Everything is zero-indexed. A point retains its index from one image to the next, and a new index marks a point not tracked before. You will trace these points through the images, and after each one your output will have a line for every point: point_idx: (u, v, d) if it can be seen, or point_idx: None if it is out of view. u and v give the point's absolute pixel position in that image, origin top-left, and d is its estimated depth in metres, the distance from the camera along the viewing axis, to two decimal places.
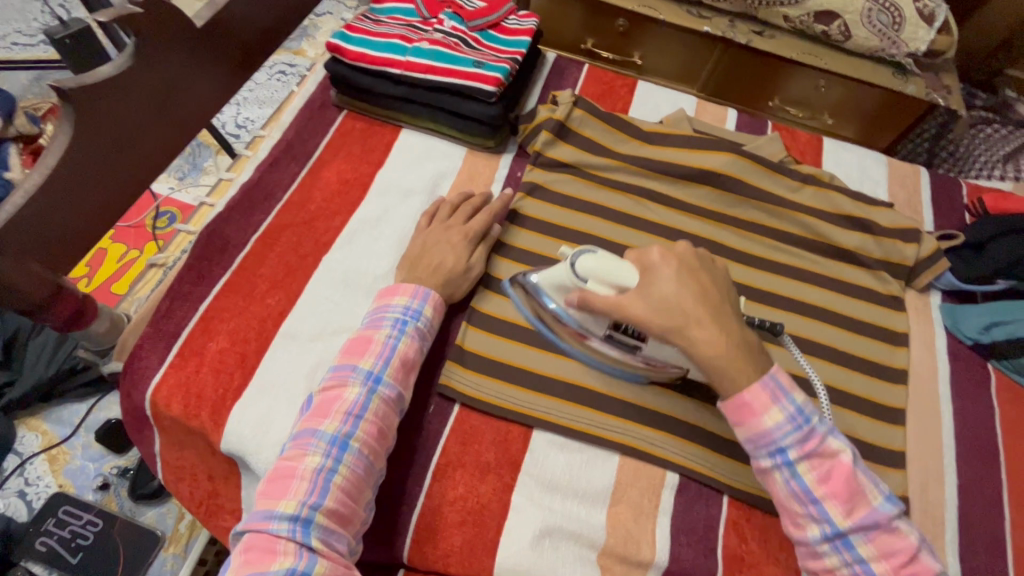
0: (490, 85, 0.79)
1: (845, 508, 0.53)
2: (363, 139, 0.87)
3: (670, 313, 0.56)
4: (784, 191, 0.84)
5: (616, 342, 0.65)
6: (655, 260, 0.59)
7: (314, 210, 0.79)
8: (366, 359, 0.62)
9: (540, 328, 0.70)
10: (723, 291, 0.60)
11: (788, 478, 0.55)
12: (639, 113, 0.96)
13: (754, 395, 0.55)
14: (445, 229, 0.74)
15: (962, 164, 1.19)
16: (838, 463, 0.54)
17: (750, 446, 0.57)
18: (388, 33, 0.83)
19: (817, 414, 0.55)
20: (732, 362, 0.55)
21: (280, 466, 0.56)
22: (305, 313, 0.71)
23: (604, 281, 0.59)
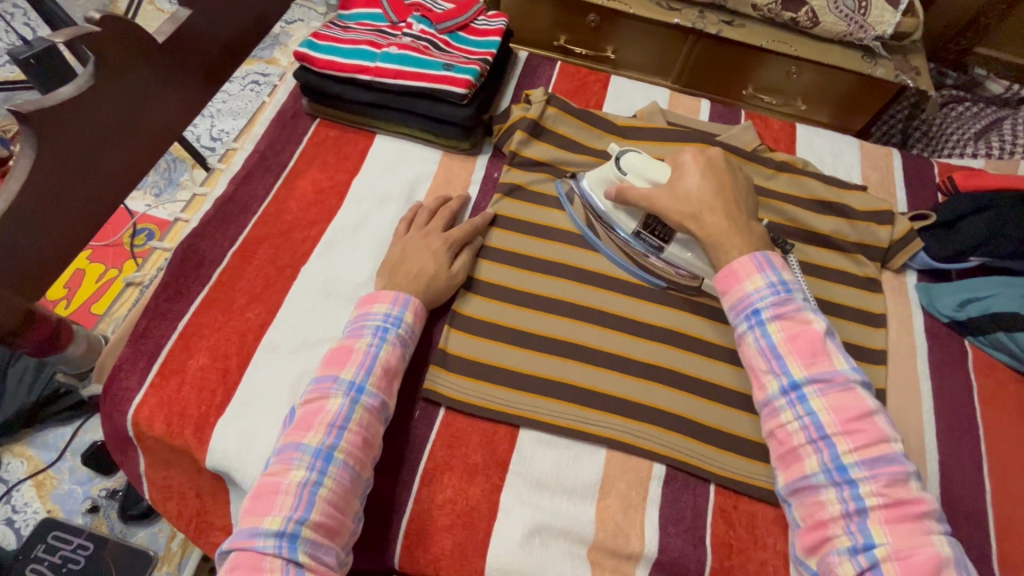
0: (460, 87, 0.78)
1: (806, 365, 0.58)
2: (337, 146, 0.86)
3: (688, 203, 0.70)
4: (759, 179, 0.85)
5: (643, 240, 0.76)
6: (685, 161, 0.72)
7: (290, 220, 0.79)
8: (348, 369, 0.62)
9: (586, 235, 0.79)
10: (742, 195, 0.72)
11: (759, 336, 0.61)
12: (613, 108, 0.96)
13: (742, 265, 0.64)
14: (423, 237, 0.74)
15: (935, 143, 1.22)
16: (808, 328, 0.60)
17: (750, 368, 0.62)
18: (356, 40, 0.83)
19: (828, 341, 0.60)
20: (726, 234, 0.67)
21: (265, 482, 0.55)
22: (285, 325, 0.71)
23: (641, 175, 0.73)
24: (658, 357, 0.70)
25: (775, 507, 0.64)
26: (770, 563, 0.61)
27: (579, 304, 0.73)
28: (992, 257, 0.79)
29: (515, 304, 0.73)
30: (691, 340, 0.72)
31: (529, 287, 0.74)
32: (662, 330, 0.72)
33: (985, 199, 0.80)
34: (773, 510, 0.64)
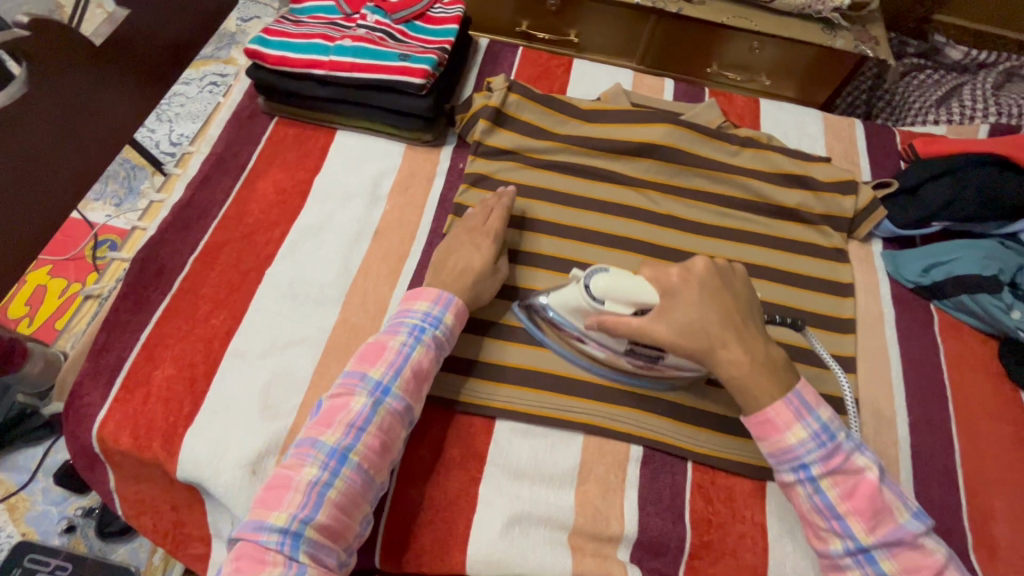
0: (417, 78, 0.77)
1: (869, 527, 0.53)
2: (297, 145, 0.85)
3: (693, 334, 0.58)
4: (724, 156, 0.84)
5: (636, 356, 0.65)
6: (672, 280, 0.60)
7: (252, 223, 0.77)
8: (376, 368, 0.60)
9: (569, 356, 0.69)
10: (744, 310, 0.60)
11: (811, 492, 0.55)
12: (577, 92, 0.95)
13: (778, 412, 0.56)
14: (469, 233, 0.71)
15: (898, 113, 1.22)
16: (862, 479, 0.54)
17: (803, 517, 0.57)
18: (309, 33, 0.81)
19: (886, 493, 0.55)
20: (755, 382, 0.57)
21: (278, 475, 0.55)
22: (252, 330, 0.69)
23: (620, 300, 0.59)
24: None
25: (752, 480, 0.65)
26: (749, 535, 0.62)
27: None
28: (954, 222, 0.80)
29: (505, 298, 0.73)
30: None
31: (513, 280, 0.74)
32: None
33: (946, 165, 0.81)
34: (750, 482, 0.65)
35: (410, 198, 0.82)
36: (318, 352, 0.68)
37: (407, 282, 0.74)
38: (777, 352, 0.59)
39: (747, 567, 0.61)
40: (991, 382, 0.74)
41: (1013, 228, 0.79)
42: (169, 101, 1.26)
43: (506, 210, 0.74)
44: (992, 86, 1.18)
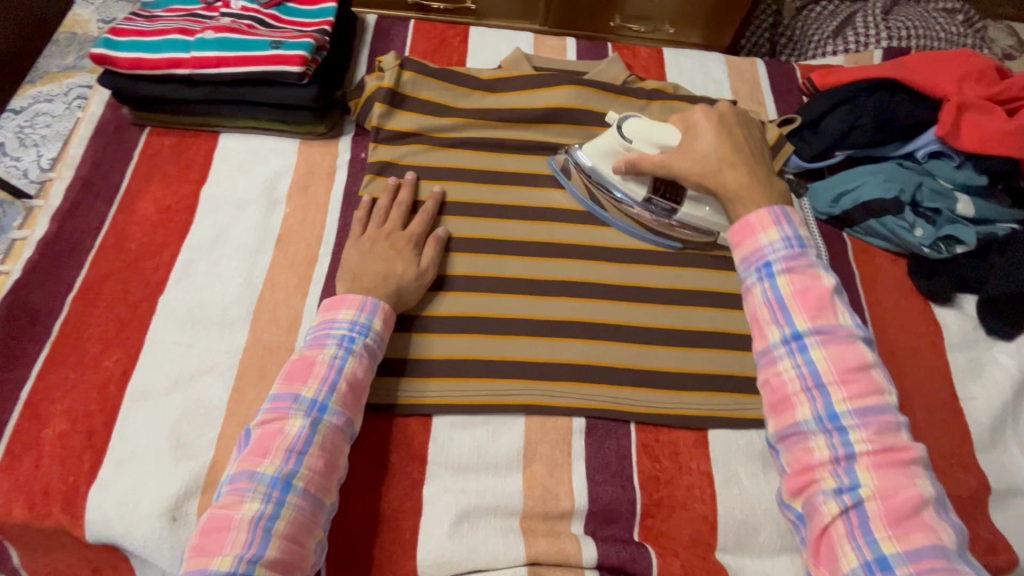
0: (294, 65, 0.70)
1: (811, 316, 0.51)
2: (175, 155, 0.77)
3: (705, 163, 0.65)
4: (632, 111, 0.82)
5: (654, 207, 0.73)
6: (696, 119, 0.68)
7: (136, 249, 0.70)
8: (310, 387, 0.56)
9: (589, 207, 0.77)
10: (755, 145, 0.68)
11: (766, 287, 0.53)
12: (477, 62, 0.91)
13: (798, 277, 0.53)
14: (382, 240, 0.68)
15: (800, 48, 1.24)
16: (817, 282, 0.53)
17: (752, 319, 0.55)
18: (164, 28, 0.73)
19: (836, 298, 0.53)
20: (745, 188, 0.62)
21: (215, 516, 0.50)
22: (151, 366, 0.63)
23: (647, 140, 0.69)
24: (562, 311, 0.69)
25: (693, 431, 0.66)
26: (697, 486, 0.63)
27: (493, 276, 0.71)
28: (856, 149, 0.82)
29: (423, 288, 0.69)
30: (589, 288, 0.71)
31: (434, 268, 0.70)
32: (561, 284, 0.71)
33: (842, 95, 0.83)
34: (693, 433, 0.66)
35: (311, 196, 0.76)
36: (229, 378, 0.63)
37: (320, 288, 0.70)
38: (782, 185, 0.64)
39: (698, 517, 0.62)
40: (904, 299, 0.77)
41: (909, 148, 0.81)
42: (32, 123, 1.12)
43: (426, 214, 0.71)
44: (882, 11, 1.21)
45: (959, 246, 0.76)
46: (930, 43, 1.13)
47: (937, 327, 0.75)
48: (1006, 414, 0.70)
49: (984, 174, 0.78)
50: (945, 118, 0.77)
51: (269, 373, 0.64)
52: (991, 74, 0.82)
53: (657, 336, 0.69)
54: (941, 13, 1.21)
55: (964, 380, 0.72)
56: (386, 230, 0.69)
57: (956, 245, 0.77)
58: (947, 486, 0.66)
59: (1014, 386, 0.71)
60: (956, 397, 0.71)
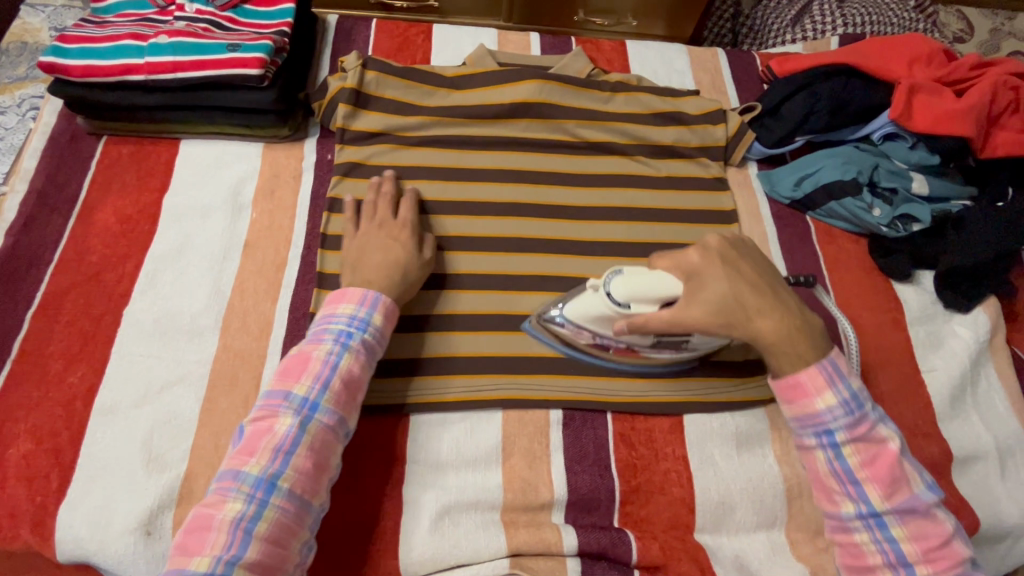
0: (253, 68, 0.70)
1: (885, 495, 0.53)
2: (134, 164, 0.75)
3: (728, 313, 0.57)
4: (598, 103, 0.83)
5: (661, 346, 0.63)
6: (695, 259, 0.59)
7: (98, 261, 0.68)
8: (301, 384, 0.56)
9: (544, 339, 0.67)
10: (766, 271, 0.60)
11: (830, 458, 0.55)
12: (441, 60, 0.90)
13: (810, 375, 0.55)
14: (382, 231, 0.67)
15: (761, 37, 1.27)
16: (884, 450, 0.54)
17: (816, 483, 0.57)
18: (115, 34, 0.71)
19: (904, 461, 0.54)
20: (786, 336, 0.57)
21: (200, 514, 0.50)
22: (117, 380, 0.62)
23: (646, 298, 0.58)
24: (536, 305, 0.70)
25: (669, 416, 0.67)
26: (674, 470, 0.64)
27: (466, 273, 0.71)
28: (815, 134, 0.84)
29: None
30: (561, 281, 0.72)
31: None
32: (534, 278, 0.72)
33: (799, 81, 0.85)
34: (669, 419, 0.67)
35: (277, 201, 0.75)
36: (200, 388, 0.62)
37: (290, 293, 0.69)
38: (812, 313, 0.59)
39: (676, 500, 0.63)
40: (866, 279, 0.80)
41: (866, 130, 0.84)
42: None
43: (423, 208, 0.71)
44: None
45: (914, 224, 0.80)
46: (885, 29, 1.16)
47: (898, 303, 0.78)
48: (965, 383, 0.73)
49: (937, 154, 0.80)
50: (898, 101, 0.79)
51: (242, 382, 0.63)
52: (939, 57, 0.85)
53: None
54: None
55: (925, 353, 0.75)
56: (377, 223, 0.68)
57: (913, 223, 0.80)
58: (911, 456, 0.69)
59: (971, 356, 0.74)
60: (918, 369, 0.74)
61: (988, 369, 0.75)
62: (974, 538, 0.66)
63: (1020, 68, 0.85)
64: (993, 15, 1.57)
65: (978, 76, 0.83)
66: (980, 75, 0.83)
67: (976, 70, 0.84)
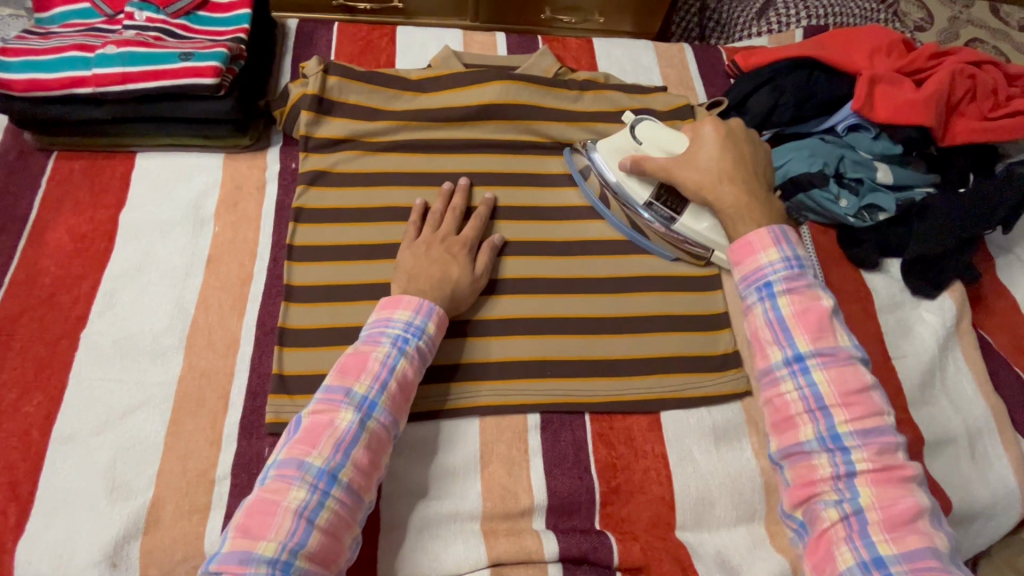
0: (208, 78, 0.68)
1: (810, 338, 0.55)
2: (88, 180, 0.72)
3: (700, 180, 0.70)
4: (565, 103, 0.82)
5: (654, 211, 0.74)
6: (706, 131, 0.72)
7: (52, 282, 0.66)
8: (361, 382, 0.54)
9: (598, 207, 0.77)
10: (756, 166, 0.71)
11: (767, 307, 0.58)
12: (406, 62, 0.89)
13: (759, 236, 0.61)
14: (441, 242, 0.67)
15: (728, 30, 1.27)
16: (816, 304, 0.57)
17: (754, 341, 0.59)
18: (60, 45, 0.68)
19: (835, 319, 0.57)
20: (746, 206, 0.66)
21: (260, 499, 0.49)
22: (76, 406, 0.59)
23: (655, 144, 0.74)
24: (510, 309, 0.69)
25: (647, 414, 0.67)
26: (653, 468, 0.64)
27: None
28: (781, 127, 0.85)
29: (365, 298, 0.67)
30: (535, 283, 0.71)
31: (375, 276, 0.68)
32: (508, 281, 0.71)
33: (763, 76, 0.86)
34: (647, 417, 0.67)
35: (240, 212, 0.73)
36: (165, 410, 0.60)
37: (257, 307, 0.67)
38: (778, 204, 0.68)
39: (656, 498, 0.63)
40: (835, 268, 0.80)
41: (830, 123, 0.84)
42: None
43: (479, 218, 0.71)
44: None
45: (880, 213, 0.81)
46: (847, 20, 1.18)
47: (867, 292, 0.79)
48: (933, 369, 0.75)
49: (899, 144, 0.81)
50: (859, 92, 0.80)
51: (208, 401, 0.61)
52: (898, 47, 0.86)
53: (605, 325, 0.70)
54: None
55: (895, 339, 0.76)
56: (441, 234, 0.68)
57: (878, 213, 0.81)
58: None
59: (939, 342, 0.76)
60: (889, 356, 0.75)
61: (956, 353, 0.77)
62: (947, 521, 0.67)
63: (976, 56, 0.87)
64: (951, 3, 1.60)
65: (936, 66, 0.85)
66: (938, 64, 0.85)
67: (934, 59, 0.86)
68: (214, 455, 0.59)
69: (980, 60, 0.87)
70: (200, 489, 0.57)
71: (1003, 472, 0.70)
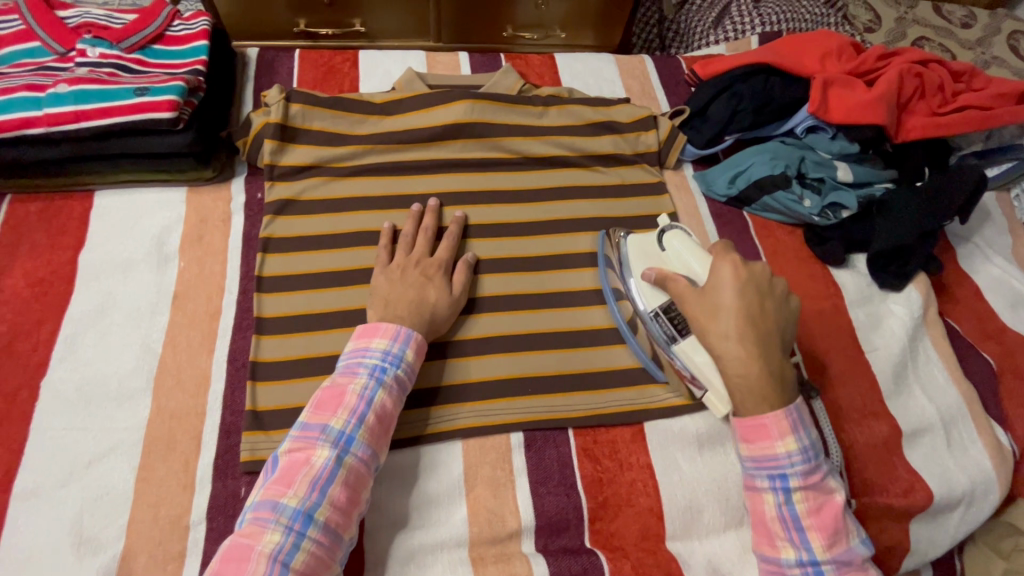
0: (165, 111, 0.67)
1: (827, 545, 0.54)
2: (46, 222, 0.70)
3: (717, 317, 0.60)
4: (531, 119, 0.82)
5: (660, 322, 0.66)
6: (724, 272, 0.61)
7: (9, 330, 0.63)
8: (339, 417, 0.53)
9: (621, 330, 0.70)
10: (778, 321, 0.60)
11: (780, 502, 0.56)
12: (370, 86, 0.89)
13: (775, 420, 0.56)
14: (413, 266, 0.66)
15: (686, 40, 1.31)
16: (830, 501, 0.56)
17: (760, 527, 0.57)
18: (9, 86, 0.67)
19: (846, 518, 0.56)
20: (754, 378, 0.57)
21: (235, 544, 0.47)
22: (39, 460, 0.57)
23: (682, 256, 0.67)
24: (488, 328, 0.68)
25: (630, 426, 0.66)
26: (639, 480, 0.64)
27: None
28: (743, 132, 0.87)
29: (340, 326, 0.66)
30: (512, 300, 0.71)
31: (349, 303, 0.67)
32: (484, 300, 0.70)
33: (721, 83, 0.88)
34: (631, 429, 0.66)
35: (206, 246, 0.71)
36: (134, 457, 0.58)
37: (227, 343, 0.66)
38: (790, 377, 0.59)
39: (644, 510, 0.62)
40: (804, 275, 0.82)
41: (789, 125, 0.87)
42: None
43: (451, 240, 0.70)
44: None
45: (844, 211, 0.83)
46: (799, 25, 1.22)
47: (836, 289, 0.81)
48: (905, 360, 0.76)
49: (856, 142, 0.84)
50: (815, 95, 0.82)
51: (179, 444, 0.59)
52: (849, 50, 0.89)
53: (583, 338, 0.70)
54: None
55: (866, 333, 0.78)
56: (414, 256, 0.67)
57: (842, 210, 0.83)
58: (862, 434, 0.71)
59: (908, 333, 0.78)
60: (862, 350, 0.76)
61: (926, 343, 0.78)
62: (928, 509, 0.68)
63: (922, 55, 0.90)
64: (896, 4, 1.68)
65: (885, 66, 0.88)
66: (886, 65, 0.88)
67: (883, 60, 0.89)
68: (188, 499, 0.57)
69: (926, 59, 0.90)
70: (174, 536, 0.55)
71: (979, 457, 0.71)
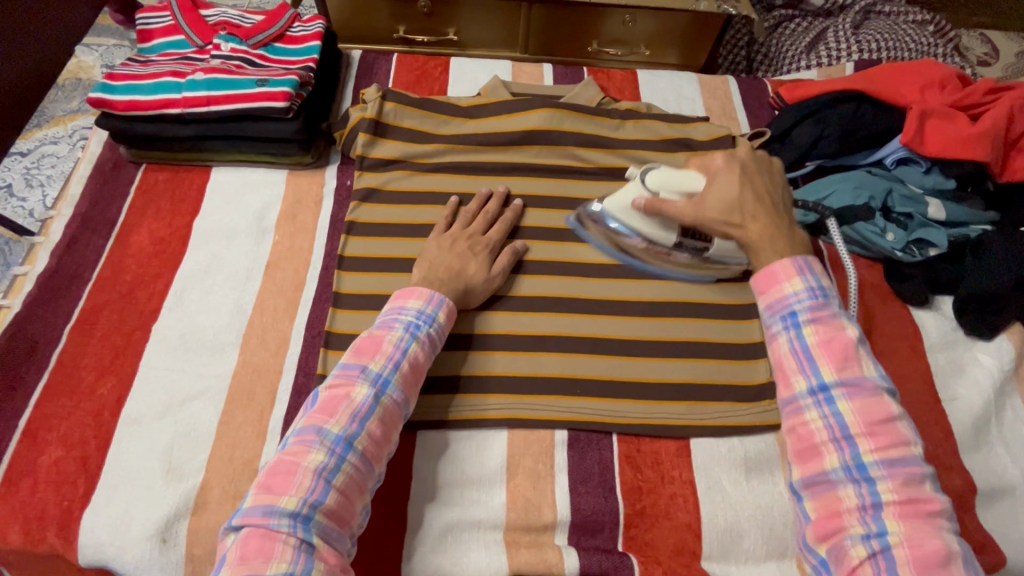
0: (279, 101, 0.75)
1: (837, 368, 0.55)
2: (170, 190, 0.81)
3: (728, 214, 0.66)
4: (607, 131, 0.84)
5: (685, 248, 0.73)
6: (715, 163, 0.69)
7: (131, 279, 0.73)
8: (376, 360, 0.58)
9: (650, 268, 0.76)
10: (778, 192, 0.68)
11: (793, 337, 0.58)
12: (458, 90, 0.95)
13: (782, 266, 0.61)
14: (462, 236, 0.71)
15: (776, 64, 1.29)
16: (841, 334, 0.57)
17: (775, 369, 0.59)
18: (157, 71, 0.78)
19: (860, 349, 0.56)
20: (769, 242, 0.63)
21: (282, 460, 0.52)
22: (143, 393, 0.65)
23: (673, 190, 0.70)
24: (545, 326, 0.71)
25: (675, 440, 0.66)
26: (680, 494, 0.63)
27: None
28: (825, 158, 0.84)
29: None
30: (572, 303, 0.73)
31: None
32: (543, 299, 0.72)
33: (807, 107, 0.87)
34: (674, 441, 0.66)
35: (299, 223, 0.79)
36: (219, 402, 0.65)
37: (307, 312, 0.72)
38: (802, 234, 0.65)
39: (681, 525, 0.62)
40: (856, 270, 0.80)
41: (878, 155, 0.83)
42: (39, 164, 1.13)
43: (497, 225, 0.73)
44: (852, 26, 1.25)
45: (931, 249, 0.78)
46: (901, 54, 1.16)
47: (916, 330, 0.76)
48: (987, 414, 0.71)
49: (952, 178, 0.79)
50: (909, 126, 0.79)
51: (257, 397, 0.66)
52: (953, 82, 0.84)
53: (637, 346, 0.70)
54: (910, 25, 1.25)
55: (945, 381, 0.73)
56: (469, 231, 0.72)
57: (929, 248, 0.78)
58: None
59: (995, 386, 0.72)
60: (939, 398, 0.71)
61: (1014, 398, 0.72)
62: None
63: None
64: (1019, 39, 1.56)
65: (994, 100, 0.82)
66: (996, 99, 0.82)
67: (992, 94, 0.83)
68: (259, 446, 0.63)
69: None
70: (245, 476, 0.61)
71: None
